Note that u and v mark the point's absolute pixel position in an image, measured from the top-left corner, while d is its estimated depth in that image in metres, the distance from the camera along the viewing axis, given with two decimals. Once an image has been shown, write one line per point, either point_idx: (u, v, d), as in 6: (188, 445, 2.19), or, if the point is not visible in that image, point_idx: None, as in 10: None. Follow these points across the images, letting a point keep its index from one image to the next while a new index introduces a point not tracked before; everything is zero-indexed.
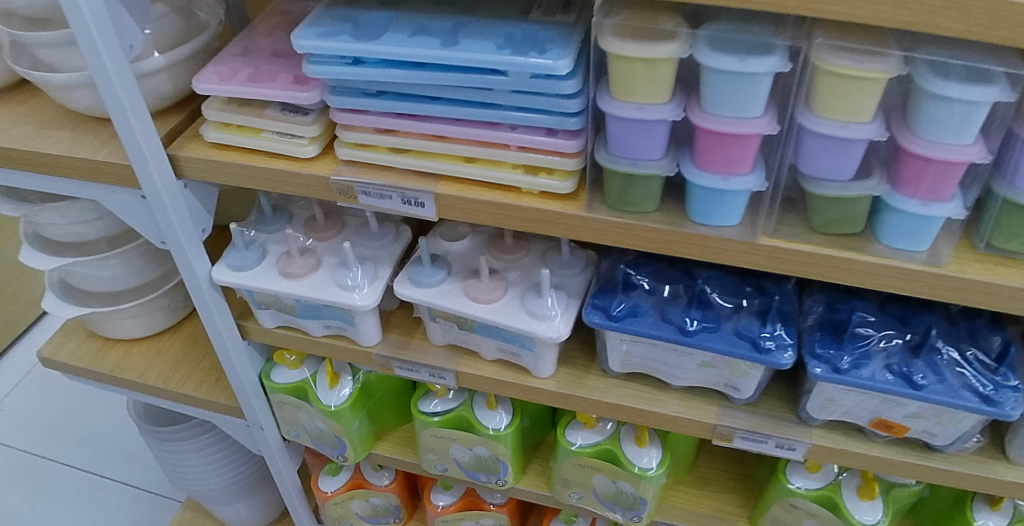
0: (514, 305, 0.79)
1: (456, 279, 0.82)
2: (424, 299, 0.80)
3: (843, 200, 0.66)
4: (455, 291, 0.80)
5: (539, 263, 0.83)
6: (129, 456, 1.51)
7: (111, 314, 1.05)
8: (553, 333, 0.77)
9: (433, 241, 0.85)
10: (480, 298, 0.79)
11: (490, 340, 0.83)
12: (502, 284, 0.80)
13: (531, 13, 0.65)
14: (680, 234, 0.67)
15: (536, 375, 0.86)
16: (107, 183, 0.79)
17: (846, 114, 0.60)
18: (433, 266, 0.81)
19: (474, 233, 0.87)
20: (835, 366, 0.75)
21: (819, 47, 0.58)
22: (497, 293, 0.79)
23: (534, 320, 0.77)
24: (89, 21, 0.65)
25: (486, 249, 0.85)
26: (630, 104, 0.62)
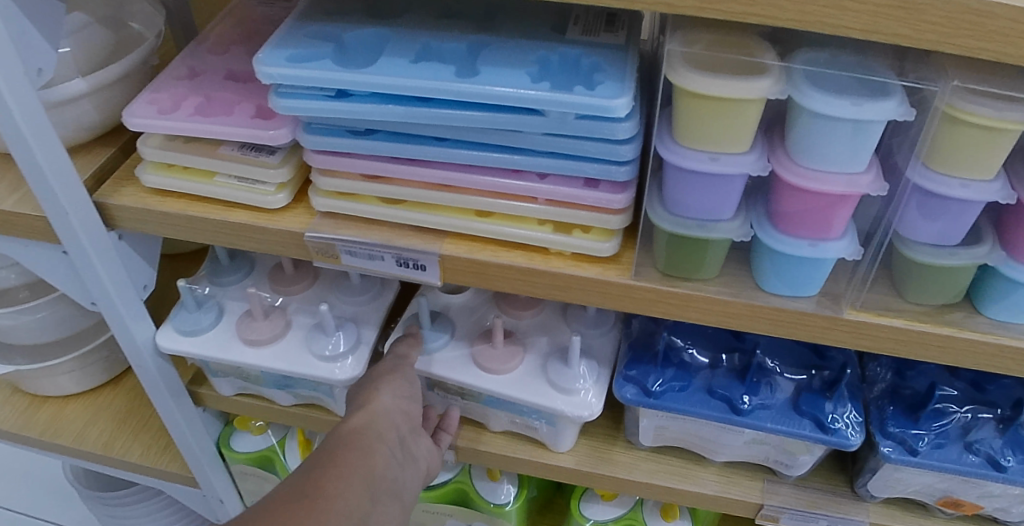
0: (532, 376, 0.66)
1: (461, 346, 0.68)
2: (425, 370, 0.67)
3: (947, 271, 0.53)
4: (461, 362, 0.67)
5: (558, 323, 0.70)
6: None
7: (40, 372, 0.90)
8: (584, 411, 0.64)
9: (432, 299, 0.72)
10: (493, 370, 0.65)
11: (500, 412, 0.71)
12: (517, 351, 0.66)
13: (568, 31, 0.52)
14: (748, 307, 0.54)
15: (554, 448, 0.73)
16: (19, 236, 0.63)
17: (969, 170, 0.47)
18: (434, 331, 0.68)
19: (475, 289, 0.73)
20: (912, 448, 0.63)
21: (956, 88, 0.45)
22: (513, 363, 0.66)
23: (560, 395, 0.64)
24: None
25: (493, 308, 0.72)
26: (703, 152, 0.49)
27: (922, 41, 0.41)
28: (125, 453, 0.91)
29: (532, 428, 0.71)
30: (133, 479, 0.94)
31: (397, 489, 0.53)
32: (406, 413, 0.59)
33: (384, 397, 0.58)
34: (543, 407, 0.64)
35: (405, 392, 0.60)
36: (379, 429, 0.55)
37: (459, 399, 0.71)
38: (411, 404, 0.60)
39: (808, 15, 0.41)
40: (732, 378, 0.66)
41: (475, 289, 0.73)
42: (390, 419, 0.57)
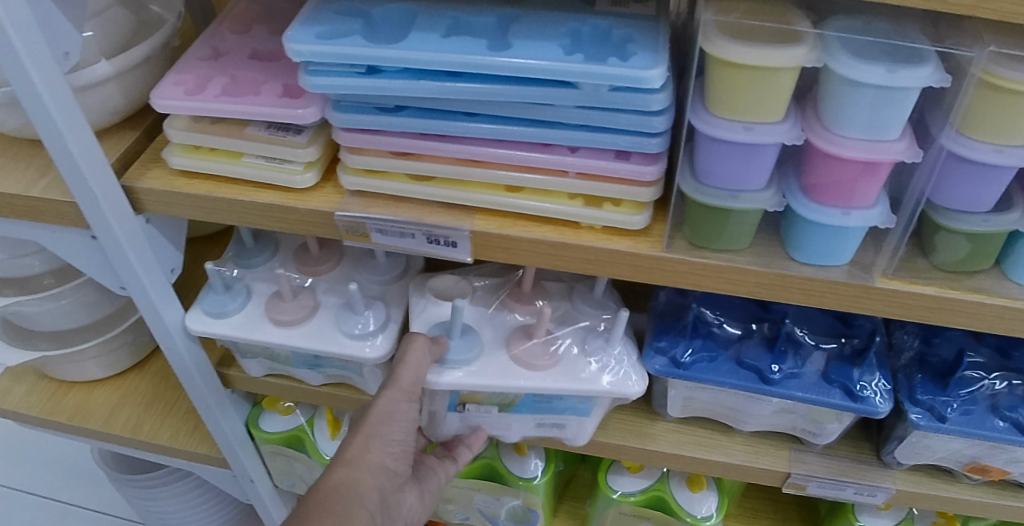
0: (571, 361, 0.65)
1: (494, 349, 0.66)
2: (470, 382, 0.64)
3: (980, 238, 0.53)
4: (504, 366, 0.65)
5: (576, 301, 0.70)
6: None
7: (67, 357, 0.92)
8: (632, 388, 0.64)
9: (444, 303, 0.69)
10: (540, 365, 0.64)
11: (527, 416, 0.70)
12: (556, 345, 0.66)
13: (597, 3, 0.52)
14: (780, 277, 0.54)
15: (567, 443, 0.73)
16: (49, 222, 0.65)
17: (1004, 135, 0.47)
18: (466, 338, 0.65)
19: (475, 288, 0.71)
20: (940, 415, 0.64)
21: (992, 54, 0.45)
22: (556, 358, 0.65)
23: (605, 374, 0.64)
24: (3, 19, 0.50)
25: (504, 308, 0.69)
26: (737, 123, 0.49)
27: (961, 7, 0.41)
28: (154, 435, 0.93)
29: (554, 425, 0.70)
30: (162, 461, 0.97)
31: None
32: (391, 471, 0.60)
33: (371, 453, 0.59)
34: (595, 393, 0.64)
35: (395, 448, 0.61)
36: (362, 490, 0.56)
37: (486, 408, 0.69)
38: (396, 461, 0.61)
39: None
40: (761, 349, 0.66)
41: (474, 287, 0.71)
42: (373, 478, 0.58)
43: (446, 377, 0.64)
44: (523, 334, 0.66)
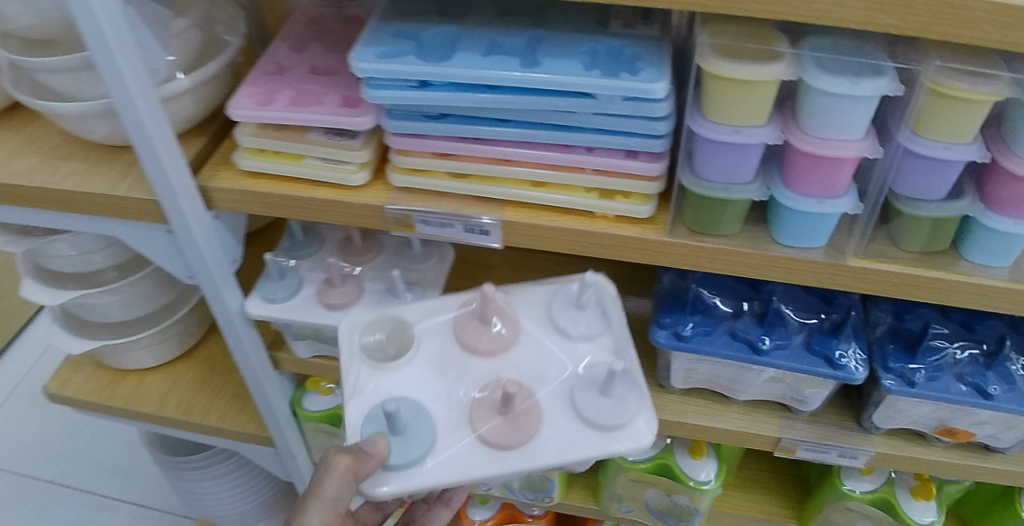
0: (557, 425, 0.59)
1: (451, 430, 0.59)
2: (421, 486, 0.57)
3: (936, 222, 0.63)
4: (465, 452, 0.58)
5: (551, 346, 0.62)
6: (116, 470, 1.46)
7: (123, 346, 1.02)
8: (638, 441, 0.57)
9: (382, 376, 0.61)
10: (512, 442, 0.57)
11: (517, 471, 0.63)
12: (534, 409, 0.59)
13: (611, 25, 0.62)
14: (766, 257, 0.64)
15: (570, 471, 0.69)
16: (131, 218, 0.75)
17: (951, 135, 0.57)
18: (411, 432, 0.58)
19: (420, 336, 0.63)
20: (909, 379, 0.73)
21: (938, 67, 0.54)
22: (533, 428, 0.58)
23: (601, 432, 0.58)
24: (111, 42, 0.60)
25: (462, 358, 0.62)
26: (727, 126, 0.59)
27: (910, 29, 0.50)
28: (204, 417, 1.03)
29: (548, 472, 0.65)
30: (209, 442, 1.06)
31: None
32: None
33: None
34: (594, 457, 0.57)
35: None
36: None
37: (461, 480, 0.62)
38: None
39: (814, 12, 0.50)
40: (753, 324, 0.76)
41: (420, 339, 0.63)
42: None
43: (390, 489, 0.57)
44: (487, 403, 0.59)
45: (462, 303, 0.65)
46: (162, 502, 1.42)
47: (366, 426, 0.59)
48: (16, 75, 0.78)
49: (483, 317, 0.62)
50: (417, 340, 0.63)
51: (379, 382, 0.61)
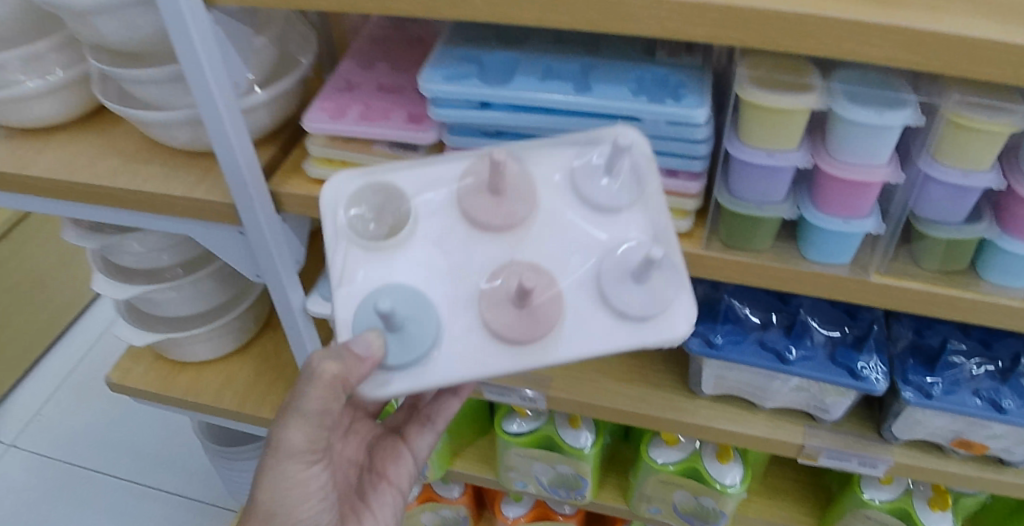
0: (578, 314, 0.59)
1: (456, 318, 0.59)
2: (423, 385, 0.58)
3: (955, 243, 0.67)
4: (476, 348, 0.58)
5: (570, 227, 0.60)
6: (160, 460, 1.53)
7: (183, 340, 1.08)
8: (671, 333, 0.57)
9: (376, 260, 0.59)
10: (527, 334, 0.57)
11: None
12: (556, 298, 0.58)
13: (657, 53, 0.68)
14: (795, 271, 0.69)
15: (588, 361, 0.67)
16: (207, 219, 0.82)
17: (969, 163, 0.61)
18: (411, 328, 0.57)
19: (417, 212, 0.60)
20: (927, 392, 0.77)
21: (957, 101, 0.59)
22: (550, 320, 0.58)
23: (625, 324, 0.58)
24: (203, 58, 0.67)
25: (467, 238, 0.60)
26: (762, 151, 0.65)
27: (933, 66, 0.55)
28: (256, 411, 1.09)
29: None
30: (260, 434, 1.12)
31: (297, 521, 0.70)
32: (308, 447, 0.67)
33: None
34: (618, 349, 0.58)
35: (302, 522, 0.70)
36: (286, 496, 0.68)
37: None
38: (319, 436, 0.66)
39: (843, 49, 0.56)
40: (780, 335, 0.82)
41: (416, 215, 0.60)
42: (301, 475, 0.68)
43: (392, 388, 0.58)
44: (497, 290, 0.58)
45: (464, 173, 0.61)
46: (203, 494, 1.47)
47: (361, 317, 0.58)
48: (104, 84, 0.85)
49: (494, 192, 0.59)
50: (413, 217, 0.60)
51: (371, 271, 0.59)
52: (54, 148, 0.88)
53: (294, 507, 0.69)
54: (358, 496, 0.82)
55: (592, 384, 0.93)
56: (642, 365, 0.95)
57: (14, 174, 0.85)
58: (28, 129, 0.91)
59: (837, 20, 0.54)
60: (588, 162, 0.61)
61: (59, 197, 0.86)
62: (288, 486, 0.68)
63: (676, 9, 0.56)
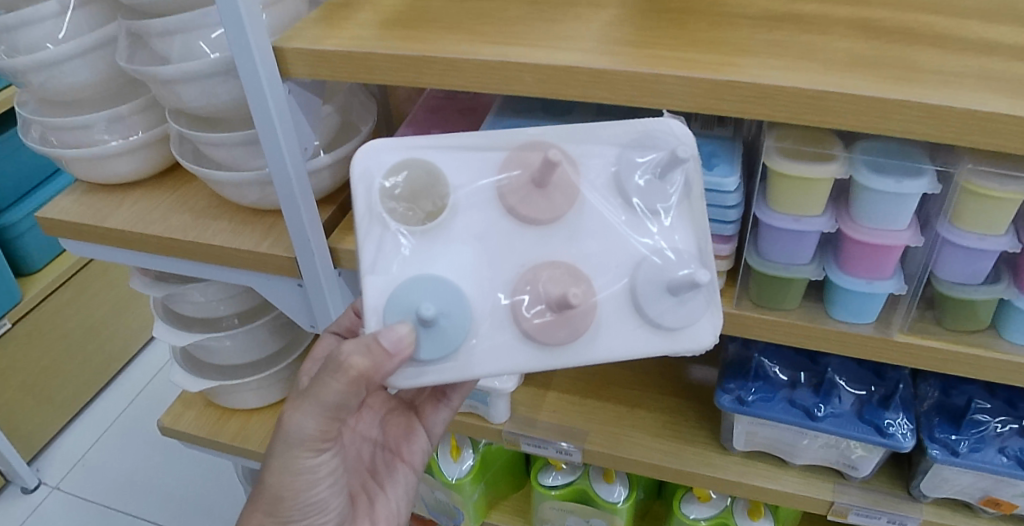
0: (610, 322, 0.60)
1: (492, 314, 0.59)
2: (454, 377, 0.58)
3: (974, 304, 0.71)
4: (508, 345, 0.59)
5: (611, 228, 0.60)
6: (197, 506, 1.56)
7: (234, 387, 1.14)
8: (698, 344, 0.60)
9: (413, 246, 0.59)
10: (562, 339, 0.59)
11: None
12: (590, 306, 0.59)
13: (692, 126, 0.75)
14: (821, 330, 0.73)
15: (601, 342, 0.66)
16: (269, 271, 0.88)
17: (984, 226, 0.66)
18: (446, 326, 0.58)
19: (457, 205, 0.60)
20: (953, 449, 0.80)
21: (970, 169, 0.64)
22: (583, 326, 0.59)
23: (654, 333, 0.60)
24: (276, 123, 0.74)
25: (505, 231, 0.60)
26: (788, 215, 0.70)
27: (946, 138, 0.60)
28: None
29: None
30: None
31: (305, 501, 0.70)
32: (319, 432, 0.64)
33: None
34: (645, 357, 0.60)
35: (313, 502, 0.70)
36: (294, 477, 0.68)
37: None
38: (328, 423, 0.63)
39: (862, 123, 0.61)
40: (809, 392, 0.85)
41: (455, 204, 0.60)
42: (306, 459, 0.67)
43: (424, 378, 0.58)
44: (535, 288, 0.59)
45: (505, 164, 0.61)
46: None
47: (393, 309, 0.57)
48: (181, 144, 0.92)
49: (540, 188, 0.60)
50: (452, 206, 0.60)
51: (406, 260, 0.59)
52: (131, 203, 0.96)
53: (303, 489, 0.69)
54: (370, 474, 0.81)
55: (626, 438, 0.96)
56: (676, 420, 0.98)
57: (93, 226, 0.93)
58: (107, 186, 0.99)
59: (856, 97, 0.60)
60: (632, 161, 0.61)
61: (133, 248, 0.93)
62: (297, 473, 0.67)
63: (708, 86, 0.62)
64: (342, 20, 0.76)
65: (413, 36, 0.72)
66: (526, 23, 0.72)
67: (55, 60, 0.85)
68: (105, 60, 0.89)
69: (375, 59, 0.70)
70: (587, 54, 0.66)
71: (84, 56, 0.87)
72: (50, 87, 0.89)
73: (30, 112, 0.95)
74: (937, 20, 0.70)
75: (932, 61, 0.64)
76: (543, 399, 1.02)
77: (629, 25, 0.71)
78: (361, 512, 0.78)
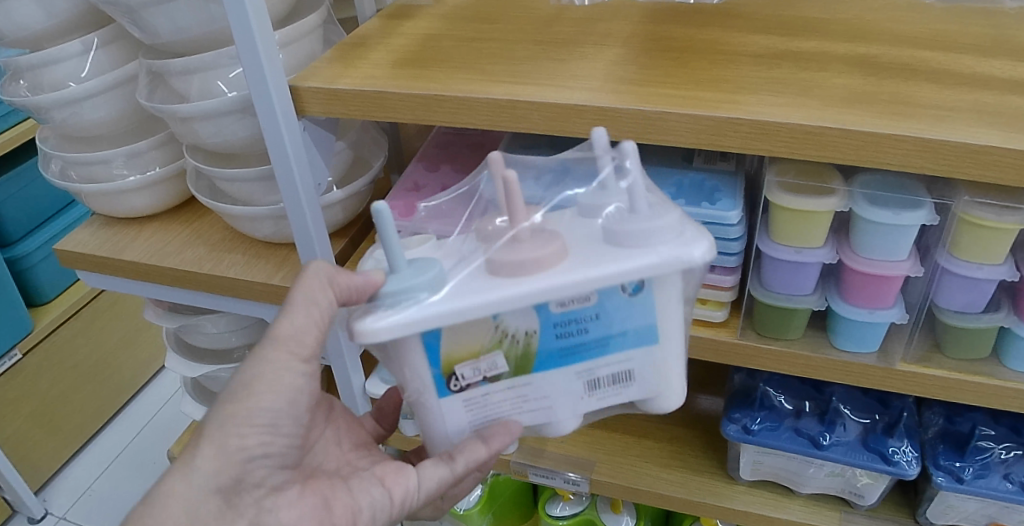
0: (581, 247, 0.55)
1: (455, 268, 0.56)
2: (420, 315, 0.53)
3: (975, 333, 0.72)
4: (478, 284, 0.54)
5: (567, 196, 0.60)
6: None
7: None
8: (684, 251, 0.54)
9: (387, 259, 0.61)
10: (529, 260, 0.53)
11: (573, 372, 0.58)
12: (552, 235, 0.55)
13: (695, 161, 0.78)
14: (825, 360, 0.75)
15: (662, 407, 0.61)
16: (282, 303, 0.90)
17: (983, 257, 0.68)
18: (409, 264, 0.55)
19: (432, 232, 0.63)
20: (958, 476, 0.81)
21: (967, 201, 0.66)
22: (552, 248, 0.54)
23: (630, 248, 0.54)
24: (290, 155, 0.76)
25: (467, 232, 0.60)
26: (790, 247, 0.73)
27: (943, 172, 0.62)
28: None
29: (621, 386, 0.59)
30: None
31: (258, 420, 0.61)
32: (296, 339, 0.61)
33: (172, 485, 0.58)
34: (626, 273, 0.53)
35: (260, 426, 0.61)
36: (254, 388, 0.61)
37: (493, 360, 0.57)
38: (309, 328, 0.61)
39: (862, 157, 0.63)
40: (814, 421, 0.87)
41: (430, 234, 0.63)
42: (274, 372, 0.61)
43: (389, 317, 0.54)
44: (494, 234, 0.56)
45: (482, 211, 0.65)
46: None
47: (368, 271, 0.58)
48: (198, 180, 0.95)
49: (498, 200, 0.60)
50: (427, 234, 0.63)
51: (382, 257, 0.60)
52: (147, 236, 0.98)
53: (257, 394, 0.60)
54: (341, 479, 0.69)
55: (634, 469, 0.97)
56: (683, 450, 0.99)
57: (109, 259, 0.95)
58: (124, 220, 1.01)
59: (854, 132, 0.62)
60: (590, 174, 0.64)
61: (147, 279, 0.95)
62: (264, 375, 0.61)
63: (710, 123, 0.65)
64: (356, 60, 0.79)
65: (425, 75, 0.75)
66: (532, 62, 0.75)
67: (76, 97, 0.88)
68: (124, 98, 0.92)
69: (387, 98, 0.73)
70: (594, 93, 0.69)
71: (106, 93, 0.90)
72: (71, 123, 0.92)
73: (52, 148, 0.98)
74: (932, 56, 0.72)
75: (928, 96, 0.66)
76: None
77: (634, 64, 0.73)
78: (314, 484, 0.67)
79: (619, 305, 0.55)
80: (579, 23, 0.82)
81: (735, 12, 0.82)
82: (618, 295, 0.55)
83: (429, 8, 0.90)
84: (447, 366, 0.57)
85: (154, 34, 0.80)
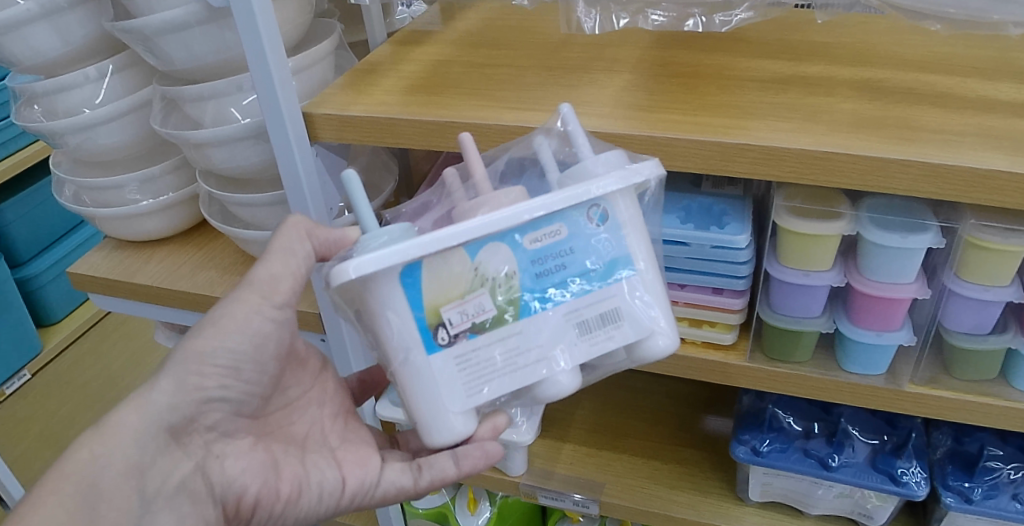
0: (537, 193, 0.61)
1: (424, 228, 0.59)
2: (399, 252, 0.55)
3: (982, 354, 0.73)
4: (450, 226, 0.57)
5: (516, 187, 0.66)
6: None
7: None
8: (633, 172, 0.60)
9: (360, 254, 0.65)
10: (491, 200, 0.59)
11: (560, 317, 0.59)
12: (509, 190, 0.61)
13: (703, 185, 0.79)
14: (833, 382, 0.75)
15: (655, 350, 0.61)
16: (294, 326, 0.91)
17: (989, 279, 0.68)
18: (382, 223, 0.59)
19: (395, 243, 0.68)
20: (967, 497, 0.81)
21: (974, 224, 0.66)
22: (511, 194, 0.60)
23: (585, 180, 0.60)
24: (301, 172, 0.77)
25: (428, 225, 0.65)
26: (798, 270, 0.73)
27: (950, 196, 0.63)
28: None
29: (611, 329, 0.60)
30: None
31: (221, 353, 0.64)
32: (272, 278, 0.64)
33: (127, 415, 0.61)
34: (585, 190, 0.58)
35: (222, 367, 0.64)
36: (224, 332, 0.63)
37: (480, 302, 0.57)
38: (285, 270, 0.64)
39: (871, 183, 0.64)
40: (823, 443, 0.87)
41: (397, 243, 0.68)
42: (244, 308, 0.64)
43: (371, 256, 0.55)
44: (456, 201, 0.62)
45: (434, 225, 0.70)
46: None
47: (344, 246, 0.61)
48: (210, 204, 0.96)
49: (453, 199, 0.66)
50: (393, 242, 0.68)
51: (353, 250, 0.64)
52: (158, 259, 0.99)
53: (224, 331, 0.64)
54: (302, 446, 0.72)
55: (644, 491, 0.96)
56: (692, 471, 0.99)
57: (120, 282, 0.96)
58: (136, 243, 1.03)
59: (861, 157, 0.63)
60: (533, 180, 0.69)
61: (159, 302, 0.96)
62: (234, 317, 0.64)
63: (718, 149, 0.66)
64: (368, 86, 0.80)
65: (436, 101, 0.76)
66: (543, 89, 0.76)
67: (89, 123, 0.90)
68: (138, 123, 0.93)
69: (397, 124, 0.74)
70: (606, 120, 0.70)
71: (119, 119, 0.92)
72: (84, 149, 0.93)
73: (65, 173, 1.00)
74: (938, 80, 0.73)
75: (935, 122, 0.67)
76: (560, 452, 1.03)
77: (643, 90, 0.75)
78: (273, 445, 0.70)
79: (589, 236, 0.59)
80: (589, 49, 0.84)
81: (742, 37, 0.83)
82: (585, 226, 0.59)
83: (439, 34, 0.91)
84: (432, 311, 0.57)
85: (168, 63, 0.81)
